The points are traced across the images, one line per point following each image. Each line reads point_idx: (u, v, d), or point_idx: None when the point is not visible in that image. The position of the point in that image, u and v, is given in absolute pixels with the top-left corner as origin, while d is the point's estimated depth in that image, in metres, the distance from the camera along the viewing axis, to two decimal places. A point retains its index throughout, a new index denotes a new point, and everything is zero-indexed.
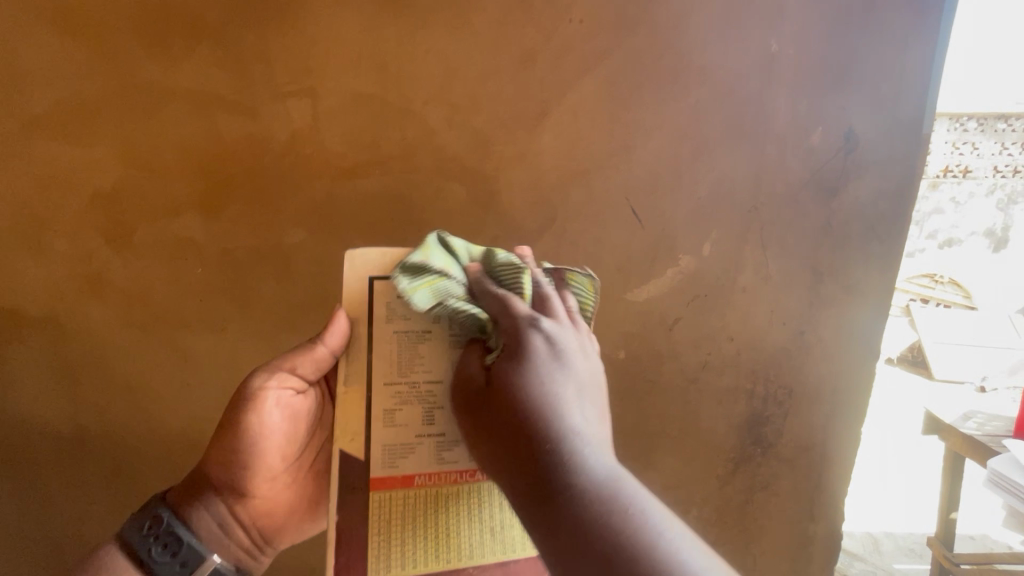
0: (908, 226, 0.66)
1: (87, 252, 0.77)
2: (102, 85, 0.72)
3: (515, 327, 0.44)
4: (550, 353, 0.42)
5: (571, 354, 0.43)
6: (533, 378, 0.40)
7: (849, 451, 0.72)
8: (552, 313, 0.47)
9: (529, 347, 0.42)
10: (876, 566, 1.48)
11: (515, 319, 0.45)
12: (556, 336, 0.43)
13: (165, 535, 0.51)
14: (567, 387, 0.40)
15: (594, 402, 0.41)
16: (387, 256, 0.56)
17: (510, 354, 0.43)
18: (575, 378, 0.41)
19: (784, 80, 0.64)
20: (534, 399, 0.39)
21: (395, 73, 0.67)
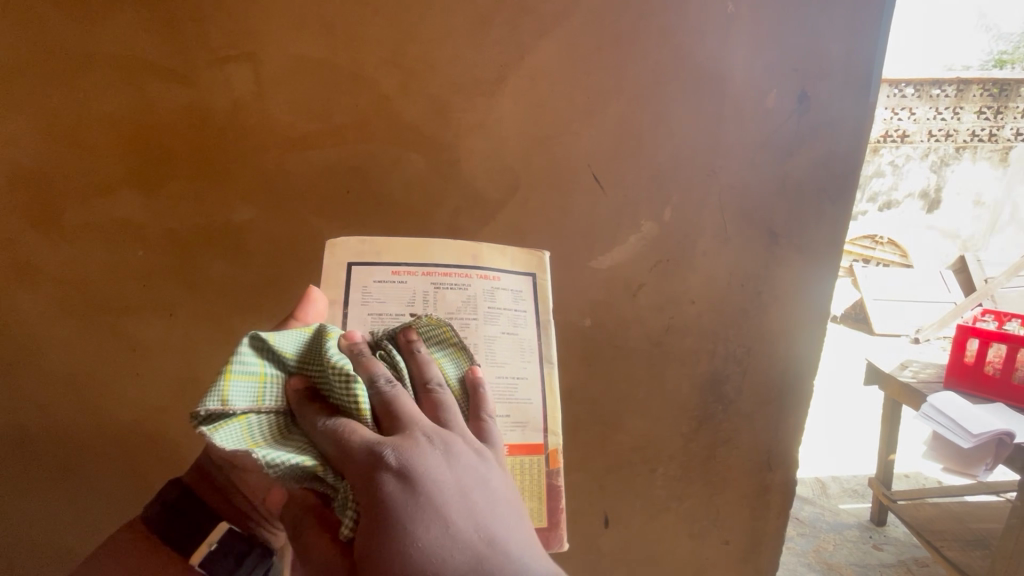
0: (856, 186, 0.69)
1: (10, 237, 0.69)
2: (8, 44, 0.63)
3: (363, 470, 0.36)
4: (435, 446, 0.38)
5: (484, 455, 0.41)
6: (398, 527, 0.34)
7: (802, 403, 0.77)
8: (401, 423, 0.40)
9: (385, 493, 0.35)
10: (823, 508, 1.58)
11: (400, 425, 0.40)
12: (412, 455, 0.37)
13: (181, 504, 0.49)
14: (435, 507, 0.34)
15: (507, 513, 0.37)
16: (370, 242, 0.57)
17: (363, 484, 0.36)
18: (455, 488, 0.36)
19: (741, 42, 0.64)
20: (426, 563, 0.32)
21: (345, 35, 0.63)
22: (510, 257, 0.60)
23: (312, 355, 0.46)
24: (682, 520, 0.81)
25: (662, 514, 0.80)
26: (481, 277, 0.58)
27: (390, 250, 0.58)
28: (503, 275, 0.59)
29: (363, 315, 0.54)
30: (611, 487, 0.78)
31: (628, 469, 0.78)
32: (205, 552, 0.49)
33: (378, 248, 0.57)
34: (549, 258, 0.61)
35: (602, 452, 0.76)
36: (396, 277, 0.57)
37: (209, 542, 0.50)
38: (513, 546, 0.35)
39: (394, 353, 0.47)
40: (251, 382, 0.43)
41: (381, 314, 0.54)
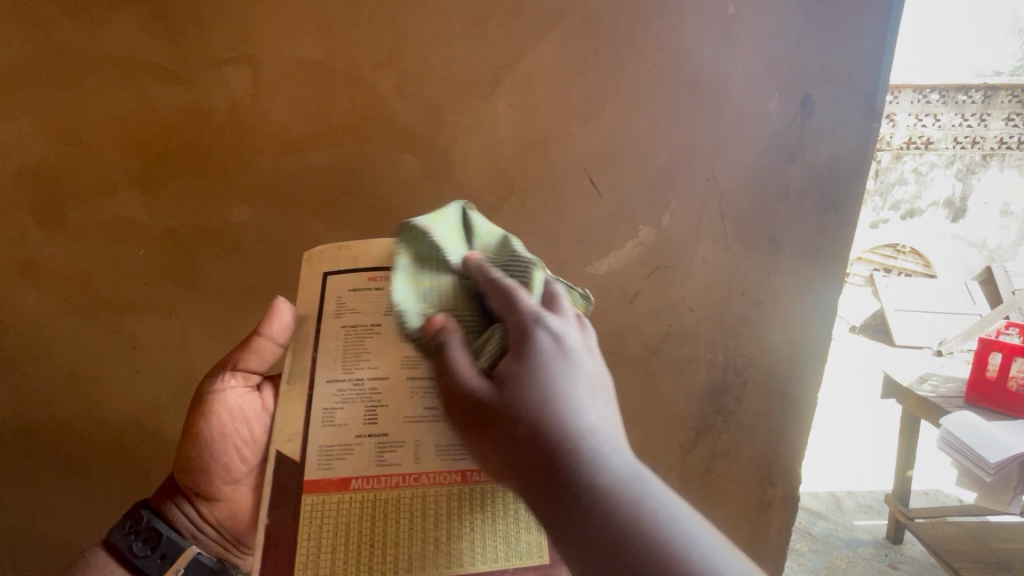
0: (862, 193, 0.67)
1: (16, 236, 0.69)
2: (16, 48, 0.63)
3: (519, 324, 0.36)
4: (560, 350, 0.35)
5: (571, 345, 0.36)
6: (548, 387, 0.33)
7: (805, 416, 0.74)
8: (560, 309, 0.39)
9: (539, 346, 0.35)
10: (837, 523, 1.52)
11: (520, 314, 0.36)
12: (565, 330, 0.37)
13: (144, 530, 0.54)
14: (581, 385, 0.34)
15: (607, 395, 0.36)
16: (345, 253, 0.56)
17: (513, 357, 0.35)
18: (587, 373, 0.35)
19: (742, 45, 0.63)
20: (566, 412, 0.33)
21: (341, 37, 0.63)
22: None
23: (501, 250, 0.46)
24: None
25: None
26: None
27: (365, 257, 0.57)
28: None
29: (337, 329, 0.54)
30: None
31: None
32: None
33: (354, 256, 0.56)
34: None
35: None
36: (371, 286, 0.55)
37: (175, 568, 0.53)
38: (610, 434, 0.33)
39: (529, 267, 0.41)
40: (410, 285, 0.42)
41: (355, 326, 0.54)
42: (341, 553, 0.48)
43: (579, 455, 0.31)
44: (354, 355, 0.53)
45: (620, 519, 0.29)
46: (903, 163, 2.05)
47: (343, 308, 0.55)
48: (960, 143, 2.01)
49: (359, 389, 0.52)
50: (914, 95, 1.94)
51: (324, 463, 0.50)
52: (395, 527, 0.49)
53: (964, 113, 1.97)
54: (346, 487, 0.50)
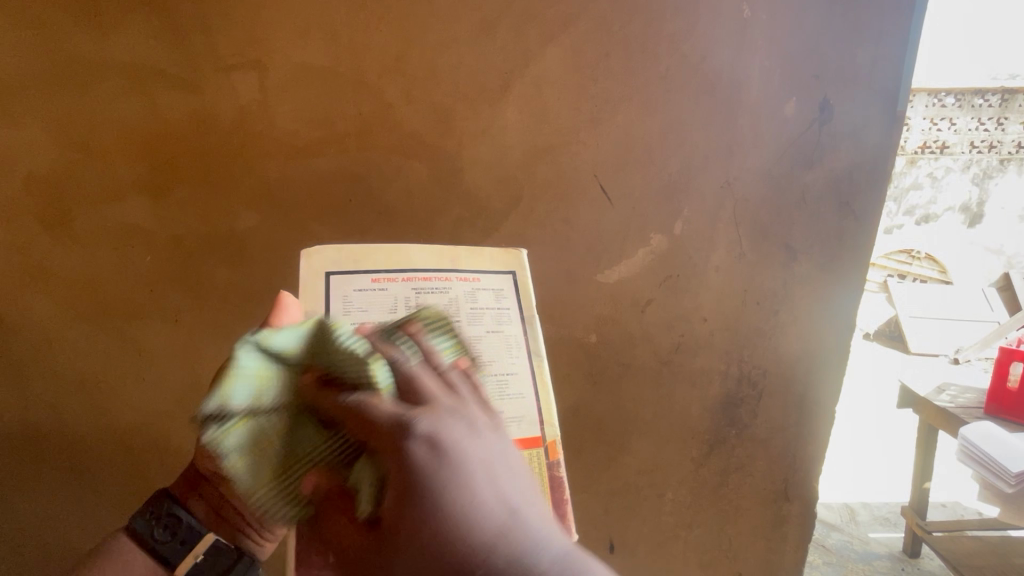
0: (881, 201, 0.65)
1: (23, 240, 0.68)
2: (26, 54, 0.63)
3: (385, 445, 0.29)
4: (439, 460, 0.28)
5: (478, 424, 0.32)
6: (442, 494, 0.28)
7: (822, 430, 0.72)
8: (420, 400, 0.32)
9: (410, 466, 0.28)
10: (852, 536, 1.47)
11: (381, 437, 0.29)
12: (440, 425, 0.30)
13: (165, 517, 0.46)
14: (479, 477, 0.29)
15: (518, 472, 0.32)
16: (348, 253, 0.53)
17: (397, 495, 0.28)
18: (482, 464, 0.30)
19: (756, 49, 0.62)
20: (464, 517, 0.28)
21: (348, 43, 0.62)
22: (488, 257, 0.58)
23: (316, 347, 0.34)
24: (692, 550, 0.77)
25: (670, 542, 0.76)
26: (461, 280, 0.56)
27: (366, 258, 0.54)
28: (480, 276, 0.57)
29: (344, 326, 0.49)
30: (616, 512, 0.74)
31: (634, 493, 0.74)
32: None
33: (356, 255, 0.53)
34: (528, 255, 0.59)
35: (607, 475, 0.73)
36: (377, 283, 0.53)
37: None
38: (530, 518, 0.29)
39: (363, 359, 0.32)
40: None
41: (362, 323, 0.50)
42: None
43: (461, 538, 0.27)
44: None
45: None
46: (920, 166, 2.04)
47: (349, 305, 0.50)
48: (978, 147, 2.00)
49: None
50: (929, 99, 1.93)
51: None
52: None
53: (982, 117, 1.95)
54: None
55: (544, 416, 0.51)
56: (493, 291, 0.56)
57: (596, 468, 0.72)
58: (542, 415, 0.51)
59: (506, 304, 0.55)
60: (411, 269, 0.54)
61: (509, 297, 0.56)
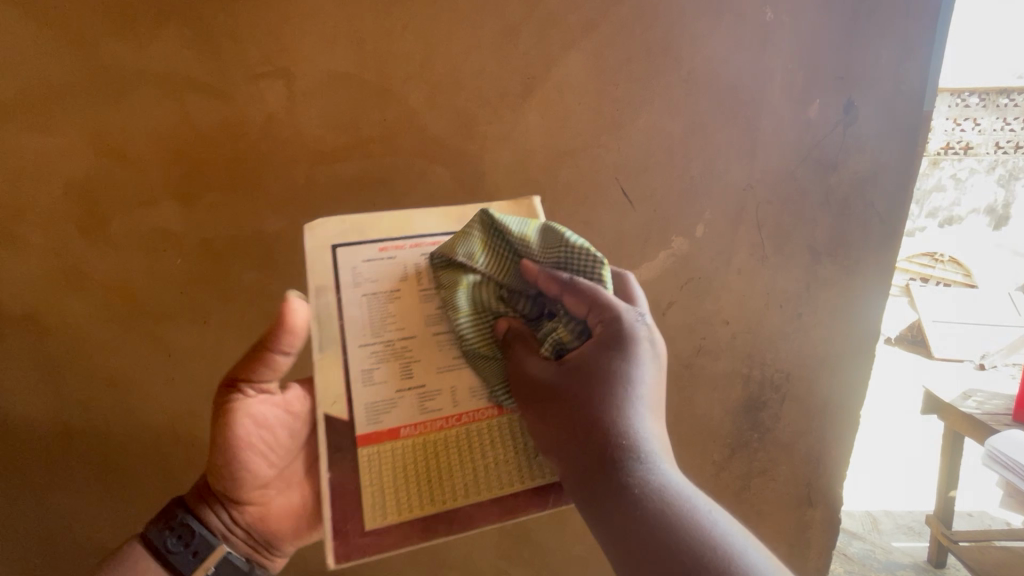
0: (907, 203, 0.65)
1: (61, 244, 0.69)
2: (67, 65, 0.65)
3: (595, 339, 0.42)
4: (640, 357, 0.42)
5: (645, 352, 0.42)
6: (614, 386, 0.40)
7: (846, 433, 0.71)
8: (610, 307, 0.44)
9: (613, 355, 0.41)
10: (875, 545, 1.44)
11: (606, 318, 0.44)
12: (631, 334, 0.42)
13: (178, 528, 0.53)
14: (637, 386, 0.41)
15: (652, 399, 0.42)
16: (352, 224, 0.54)
17: (581, 368, 0.42)
18: (650, 372, 0.41)
19: (779, 52, 0.62)
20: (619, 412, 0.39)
21: (373, 50, 0.64)
22: (496, 209, 0.56)
23: (545, 244, 0.50)
24: None
25: None
26: None
27: (372, 227, 0.55)
28: None
29: (356, 298, 0.52)
30: None
31: None
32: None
33: (363, 227, 0.54)
34: (541, 201, 0.56)
35: None
36: (384, 253, 0.54)
37: (207, 564, 0.53)
38: (653, 439, 0.39)
39: (595, 263, 0.48)
40: (472, 245, 0.51)
41: (375, 294, 0.52)
42: (402, 494, 0.50)
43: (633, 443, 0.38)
44: (380, 321, 0.52)
45: (634, 482, 0.36)
46: None
47: (360, 278, 0.53)
48: (1003, 148, 1.52)
49: (391, 349, 0.52)
50: None
51: (373, 416, 0.50)
52: (451, 462, 0.51)
53: (1006, 117, 1.48)
54: (397, 435, 0.51)
55: None
56: None
57: None
58: None
59: None
60: (417, 235, 0.55)
61: None
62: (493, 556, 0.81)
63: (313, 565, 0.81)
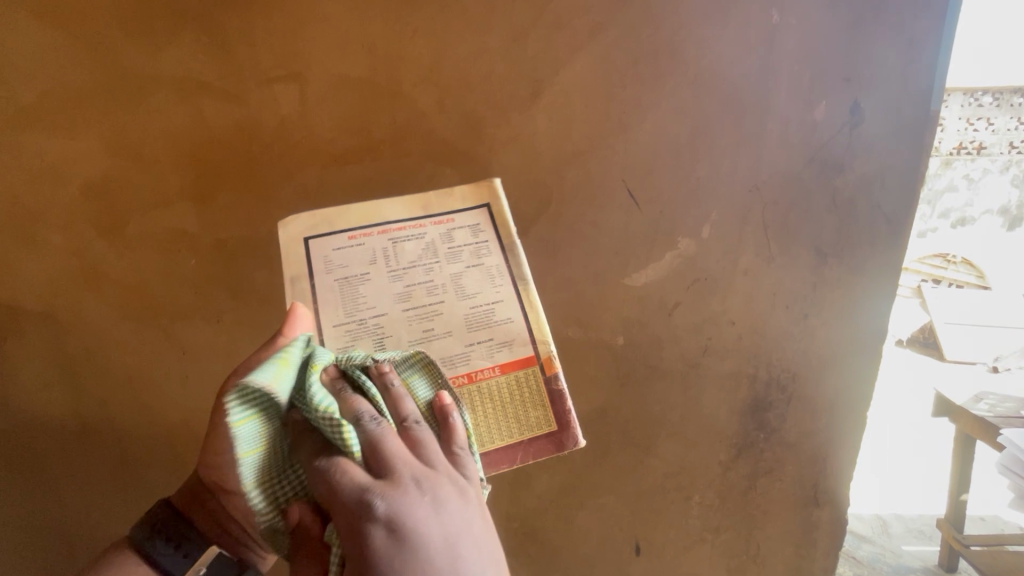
0: (916, 203, 0.64)
1: (80, 245, 0.71)
2: (89, 71, 0.67)
3: (349, 522, 0.35)
4: (396, 540, 0.34)
5: (439, 499, 0.37)
6: None
7: (854, 435, 0.71)
8: (389, 468, 0.37)
9: (371, 544, 0.33)
10: (884, 549, 1.43)
11: (343, 509, 0.35)
12: (401, 502, 0.35)
13: (168, 528, 0.49)
14: (430, 559, 0.34)
15: (478, 545, 0.36)
16: (319, 216, 0.59)
17: (358, 558, 0.33)
18: (441, 544, 0.35)
19: (786, 54, 0.62)
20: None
21: (384, 54, 0.65)
22: (460, 197, 0.61)
23: (301, 387, 0.43)
24: (720, 554, 0.76)
25: (697, 546, 0.76)
26: (436, 223, 0.60)
27: (339, 218, 0.59)
28: (456, 217, 0.60)
29: (330, 283, 0.57)
30: (643, 514, 0.75)
31: (661, 496, 0.74)
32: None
33: (330, 220, 0.59)
34: (500, 185, 0.62)
35: (634, 477, 0.73)
36: (353, 240, 0.58)
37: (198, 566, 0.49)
38: None
39: (338, 422, 0.39)
40: (268, 373, 0.41)
41: (346, 278, 0.56)
42: None
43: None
44: (353, 301, 0.56)
45: None
46: None
47: (331, 266, 0.57)
48: (1017, 148, 1.49)
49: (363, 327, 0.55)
50: None
51: None
52: None
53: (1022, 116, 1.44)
54: None
55: (535, 335, 0.57)
56: (471, 228, 0.60)
57: (623, 470, 0.73)
58: (534, 334, 0.57)
59: (483, 237, 0.59)
60: (383, 222, 0.59)
61: (486, 231, 0.60)
62: None
63: None
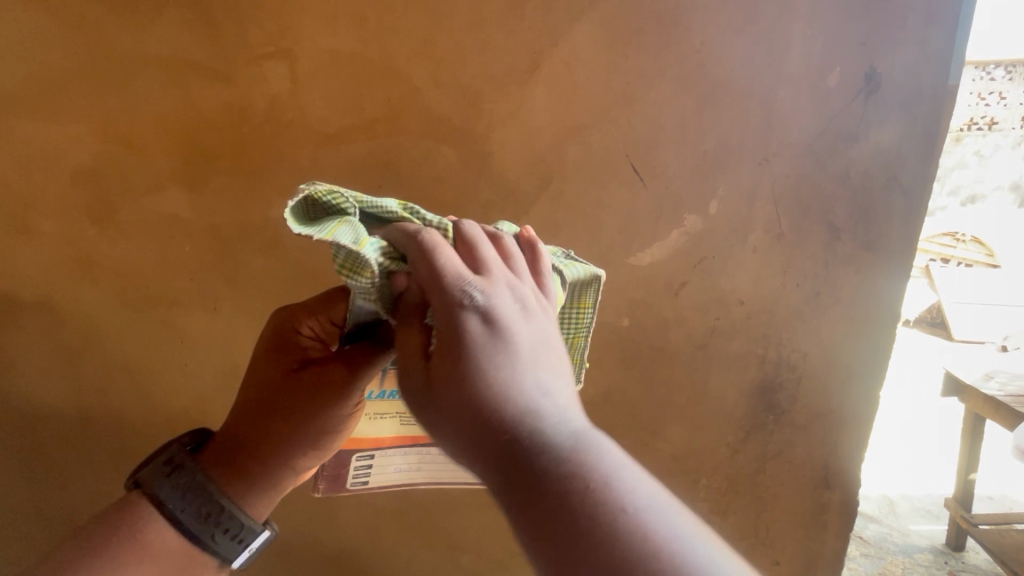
0: (932, 176, 0.62)
1: (73, 234, 0.69)
2: (69, 50, 0.62)
3: (444, 302, 0.30)
4: (493, 331, 0.29)
5: (529, 308, 0.32)
6: (472, 360, 0.28)
7: (866, 415, 0.69)
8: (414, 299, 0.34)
9: (466, 331, 0.29)
10: (892, 529, 1.39)
11: (440, 294, 0.30)
12: (494, 298, 0.31)
13: (208, 504, 0.48)
14: (523, 356, 0.29)
15: (553, 362, 0.30)
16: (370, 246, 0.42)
17: (448, 341, 0.29)
18: (527, 349, 0.30)
19: (799, 16, 0.58)
20: (482, 388, 0.28)
21: (376, 25, 0.61)
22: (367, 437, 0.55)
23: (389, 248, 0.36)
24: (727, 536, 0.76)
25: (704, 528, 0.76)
26: None
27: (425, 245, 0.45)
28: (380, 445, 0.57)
29: None
30: None
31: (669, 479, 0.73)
32: (240, 550, 0.49)
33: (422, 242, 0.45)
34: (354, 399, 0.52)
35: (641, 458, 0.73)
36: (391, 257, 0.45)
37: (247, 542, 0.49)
38: (557, 402, 0.28)
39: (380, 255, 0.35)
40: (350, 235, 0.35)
41: None
42: None
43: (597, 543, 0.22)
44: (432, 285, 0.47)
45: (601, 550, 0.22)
46: None
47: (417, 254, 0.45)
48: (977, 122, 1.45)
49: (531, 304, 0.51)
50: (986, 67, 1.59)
51: (406, 421, 0.55)
52: None
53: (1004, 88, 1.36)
54: (425, 426, 0.56)
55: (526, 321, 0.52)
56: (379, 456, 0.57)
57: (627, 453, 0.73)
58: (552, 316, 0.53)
59: (405, 455, 0.58)
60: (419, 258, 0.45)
61: (399, 455, 0.57)
62: (506, 536, 0.82)
63: (329, 547, 0.83)
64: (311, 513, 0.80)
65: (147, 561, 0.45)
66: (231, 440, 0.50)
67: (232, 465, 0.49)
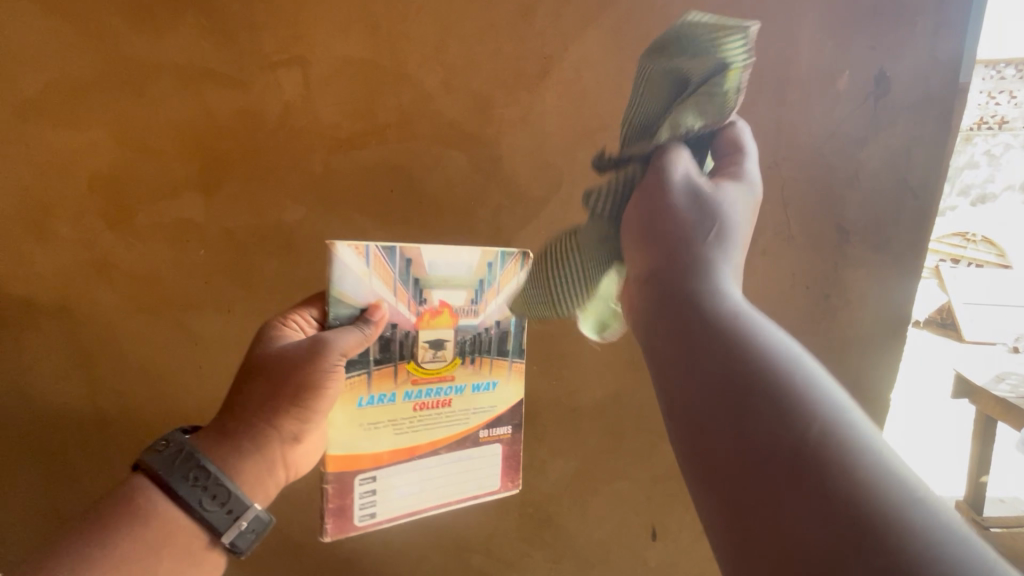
0: (941, 178, 0.62)
1: (90, 237, 0.70)
2: (90, 58, 0.64)
3: (658, 187, 0.42)
4: (702, 208, 0.40)
5: (722, 207, 0.40)
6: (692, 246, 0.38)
7: (878, 418, 0.69)
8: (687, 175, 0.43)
9: (681, 203, 0.41)
10: None
11: (663, 179, 0.42)
12: (713, 191, 0.41)
13: (201, 477, 0.47)
14: (721, 241, 0.39)
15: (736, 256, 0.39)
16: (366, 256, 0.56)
17: (662, 212, 0.41)
18: (725, 234, 0.39)
19: (807, 21, 0.59)
20: (707, 262, 0.37)
21: (388, 34, 0.62)
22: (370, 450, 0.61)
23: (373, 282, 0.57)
24: None
25: None
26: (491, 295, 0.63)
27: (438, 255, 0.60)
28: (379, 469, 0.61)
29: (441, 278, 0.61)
30: None
31: None
32: (235, 531, 0.48)
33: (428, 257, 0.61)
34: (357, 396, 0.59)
35: None
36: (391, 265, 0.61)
37: (240, 522, 0.48)
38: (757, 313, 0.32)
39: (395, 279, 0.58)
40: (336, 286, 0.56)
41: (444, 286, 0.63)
42: (452, 419, 0.64)
43: (801, 404, 0.27)
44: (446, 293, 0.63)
45: (848, 489, 0.24)
46: None
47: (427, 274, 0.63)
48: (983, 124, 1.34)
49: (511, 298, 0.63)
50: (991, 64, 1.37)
51: (398, 429, 0.61)
52: (442, 413, 0.63)
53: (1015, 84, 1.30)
54: (422, 432, 0.63)
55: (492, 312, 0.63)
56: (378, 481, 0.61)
57: None
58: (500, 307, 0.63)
59: (406, 471, 0.62)
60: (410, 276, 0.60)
61: (399, 472, 0.62)
62: (515, 540, 0.82)
63: (338, 553, 0.82)
64: (321, 516, 0.81)
65: (138, 532, 0.44)
66: (218, 431, 0.51)
67: (221, 441, 0.50)
